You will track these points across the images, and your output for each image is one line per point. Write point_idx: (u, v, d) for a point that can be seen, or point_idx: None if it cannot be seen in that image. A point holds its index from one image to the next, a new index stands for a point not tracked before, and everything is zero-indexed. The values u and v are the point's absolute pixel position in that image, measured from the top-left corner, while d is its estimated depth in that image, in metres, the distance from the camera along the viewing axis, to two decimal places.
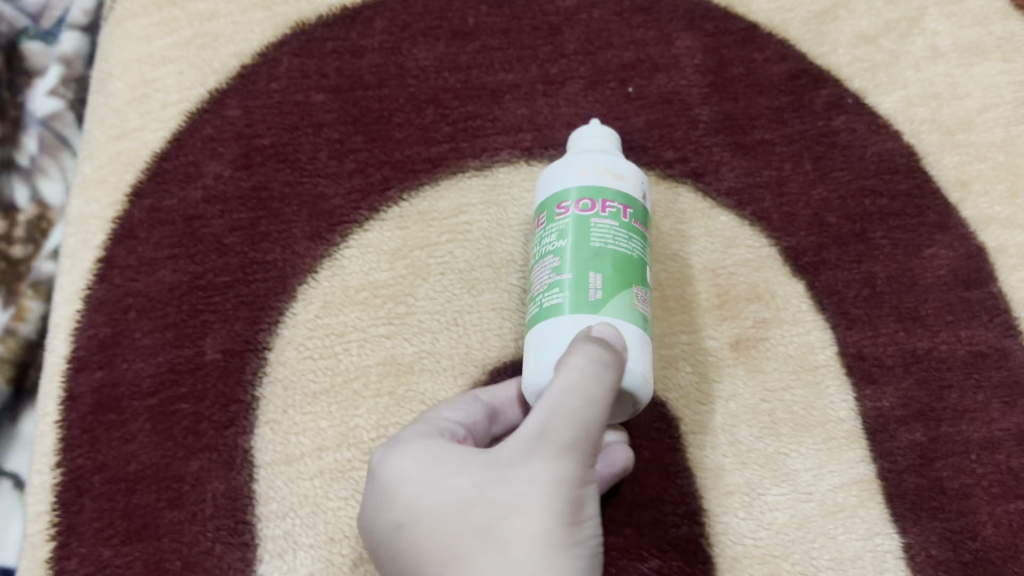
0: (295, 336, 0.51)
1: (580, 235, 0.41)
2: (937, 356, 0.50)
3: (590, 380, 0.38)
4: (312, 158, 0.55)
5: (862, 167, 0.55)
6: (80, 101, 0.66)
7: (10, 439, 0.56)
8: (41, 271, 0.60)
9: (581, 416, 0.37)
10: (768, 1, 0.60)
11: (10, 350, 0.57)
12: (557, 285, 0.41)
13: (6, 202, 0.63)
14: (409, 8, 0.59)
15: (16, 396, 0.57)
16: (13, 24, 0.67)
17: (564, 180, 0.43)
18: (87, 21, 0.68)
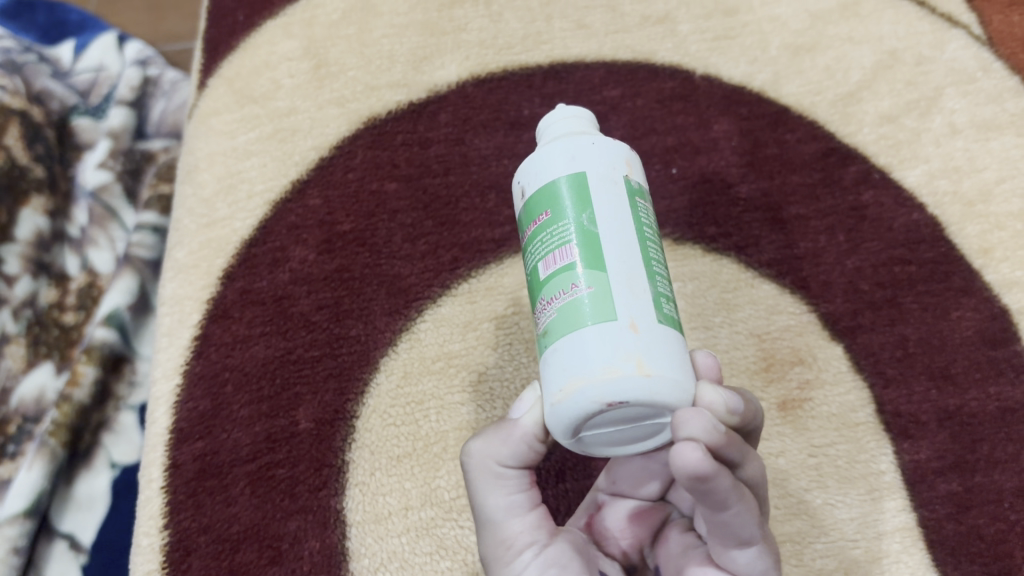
0: (379, 404, 0.56)
1: None
2: (968, 412, 0.54)
3: (472, 482, 0.41)
4: (388, 242, 0.60)
5: (891, 238, 0.60)
6: (126, 172, 0.80)
7: (68, 501, 0.67)
8: (94, 340, 0.70)
9: (481, 521, 0.41)
10: (797, 86, 0.65)
11: (66, 415, 0.67)
12: None
13: (60, 270, 0.77)
14: (469, 102, 0.65)
15: (73, 456, 0.68)
16: (65, 102, 0.82)
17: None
18: (131, 97, 0.83)
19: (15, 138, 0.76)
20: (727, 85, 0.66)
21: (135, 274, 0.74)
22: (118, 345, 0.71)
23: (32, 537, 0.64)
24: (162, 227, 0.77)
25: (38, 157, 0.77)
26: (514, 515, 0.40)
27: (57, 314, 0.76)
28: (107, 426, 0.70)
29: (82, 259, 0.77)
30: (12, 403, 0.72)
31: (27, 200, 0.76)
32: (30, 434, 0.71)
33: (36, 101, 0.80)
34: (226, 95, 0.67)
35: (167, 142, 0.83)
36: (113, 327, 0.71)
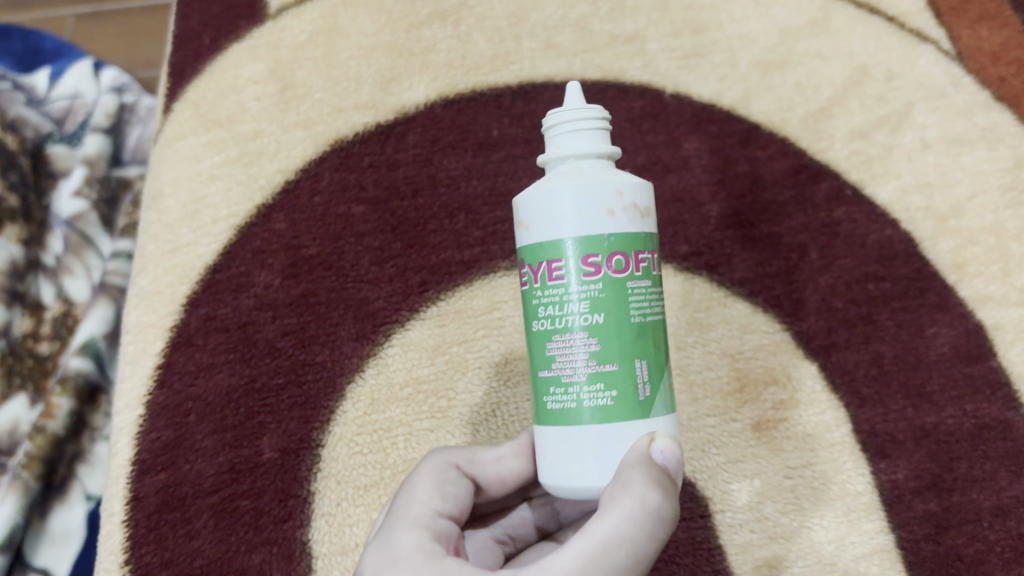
0: (345, 432, 0.55)
1: (620, 309, 0.36)
2: (945, 430, 0.54)
3: (639, 526, 0.35)
4: (355, 265, 0.59)
5: (864, 254, 0.59)
6: (102, 201, 0.78)
7: (41, 535, 0.66)
8: (69, 369, 0.69)
9: (619, 565, 0.35)
10: (769, 102, 0.64)
11: (39, 448, 0.66)
12: (602, 378, 0.36)
13: (35, 300, 0.76)
14: (437, 123, 0.64)
15: (46, 490, 0.67)
16: (39, 128, 0.80)
17: (590, 221, 0.36)
18: (108, 124, 0.80)
19: None
20: (698, 102, 0.65)
21: (111, 302, 0.72)
22: (94, 375, 0.69)
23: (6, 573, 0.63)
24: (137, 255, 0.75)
25: (12, 185, 0.77)
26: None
27: (32, 344, 0.75)
28: (81, 457, 0.68)
29: (58, 287, 0.76)
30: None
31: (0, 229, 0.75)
32: (3, 466, 0.70)
33: (10, 129, 0.78)
34: (190, 118, 0.66)
35: (143, 169, 0.81)
36: (89, 357, 0.69)
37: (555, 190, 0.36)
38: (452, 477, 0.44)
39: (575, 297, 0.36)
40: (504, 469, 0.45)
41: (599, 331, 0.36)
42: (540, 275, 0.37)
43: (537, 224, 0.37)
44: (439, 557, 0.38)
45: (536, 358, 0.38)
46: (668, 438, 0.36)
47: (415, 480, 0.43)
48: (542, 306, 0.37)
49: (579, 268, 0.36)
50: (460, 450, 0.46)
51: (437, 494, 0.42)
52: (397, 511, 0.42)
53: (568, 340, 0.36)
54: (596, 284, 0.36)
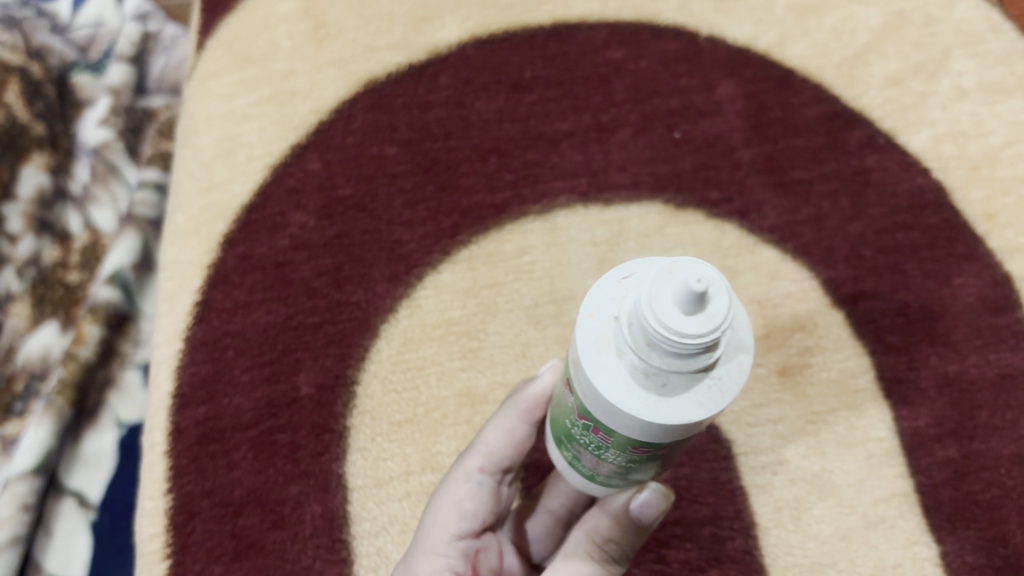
0: (380, 370, 0.56)
1: (655, 458, 0.37)
2: (968, 378, 0.54)
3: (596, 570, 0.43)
4: (388, 207, 0.60)
5: (894, 203, 0.59)
6: (128, 130, 0.78)
7: (75, 459, 0.67)
8: (99, 298, 0.70)
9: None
10: (805, 48, 0.64)
11: (72, 374, 0.67)
12: (617, 479, 0.40)
13: (63, 229, 0.76)
14: (470, 65, 0.64)
15: (78, 417, 0.68)
16: (64, 57, 0.80)
17: (652, 436, 0.32)
18: (132, 53, 0.80)
19: (14, 96, 0.75)
20: (732, 46, 0.64)
21: (139, 233, 0.74)
22: (122, 304, 0.71)
23: (41, 496, 0.65)
24: (164, 185, 0.76)
25: (39, 114, 0.76)
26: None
27: (61, 273, 0.75)
28: (112, 383, 0.70)
29: (84, 217, 0.77)
30: (19, 361, 0.72)
31: (28, 157, 0.76)
32: (37, 392, 0.71)
33: (34, 56, 0.77)
34: (223, 56, 0.66)
35: (170, 100, 0.81)
36: (117, 287, 0.71)
37: (624, 405, 0.31)
38: (469, 488, 0.46)
39: (616, 452, 0.36)
40: (512, 444, 0.47)
41: (628, 466, 0.38)
42: (585, 421, 0.36)
43: (600, 407, 0.33)
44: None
45: (569, 432, 0.39)
46: (654, 493, 0.41)
47: (437, 505, 0.46)
48: (581, 427, 0.37)
49: (630, 449, 0.35)
50: (475, 448, 0.47)
51: (455, 514, 0.46)
52: (419, 537, 0.46)
53: (598, 458, 0.38)
54: (639, 455, 0.36)
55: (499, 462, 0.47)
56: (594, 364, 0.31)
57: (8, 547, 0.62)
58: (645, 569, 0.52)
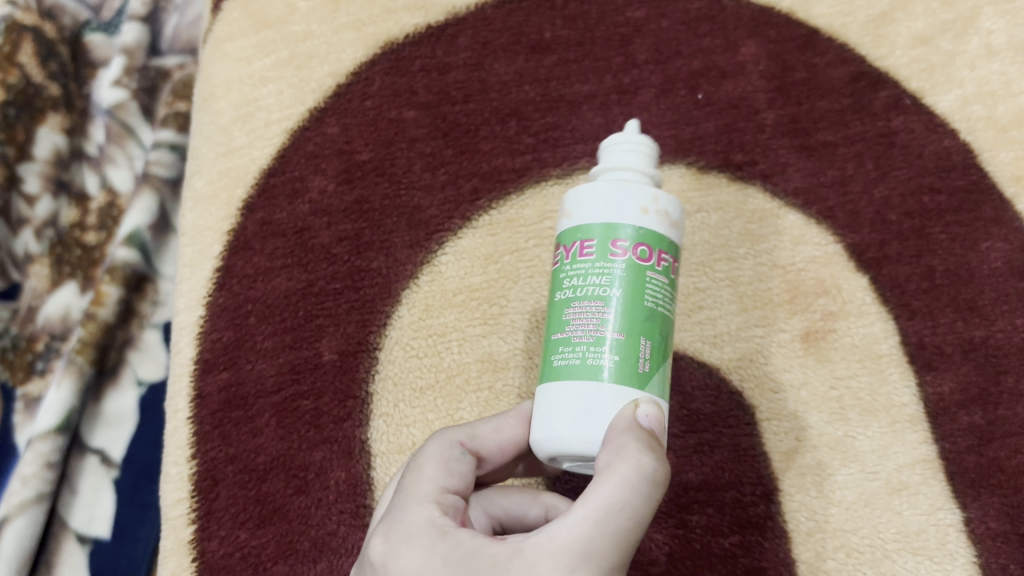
0: (402, 336, 0.57)
1: (636, 289, 0.38)
2: (994, 344, 0.54)
3: (638, 488, 0.35)
4: (407, 171, 0.60)
5: (921, 165, 0.58)
6: (142, 90, 0.76)
7: (97, 417, 0.68)
8: (117, 257, 0.70)
9: (620, 529, 0.35)
10: (829, 6, 0.62)
11: (92, 332, 0.68)
12: (606, 340, 0.38)
13: (80, 190, 0.75)
14: (489, 25, 0.63)
15: (100, 375, 0.69)
16: (77, 17, 0.78)
17: (620, 214, 0.39)
18: (145, 12, 0.78)
19: (28, 56, 0.74)
20: (756, 4, 0.62)
21: (155, 193, 0.72)
22: (141, 265, 0.71)
23: (65, 453, 0.66)
24: (181, 145, 0.75)
25: (54, 74, 0.75)
26: (616, 534, 0.35)
27: (79, 234, 0.74)
28: (132, 343, 0.70)
29: (101, 176, 0.76)
30: (40, 322, 0.72)
31: (44, 117, 0.74)
32: (58, 352, 0.71)
33: (47, 17, 0.76)
34: (241, 19, 0.66)
35: (182, 59, 0.78)
36: (135, 247, 0.71)
37: (598, 187, 0.39)
38: (456, 457, 0.41)
39: (600, 271, 0.38)
40: (499, 436, 0.43)
41: (613, 303, 0.38)
42: (572, 253, 0.40)
43: (580, 211, 0.40)
44: (450, 529, 0.37)
45: (553, 322, 0.40)
46: (650, 403, 0.37)
47: (422, 464, 0.40)
48: (568, 278, 0.40)
49: (608, 249, 0.38)
50: (461, 426, 0.43)
51: (442, 473, 0.40)
52: (404, 493, 0.39)
53: (582, 306, 0.39)
54: (620, 265, 0.38)
55: (486, 450, 0.42)
56: (576, 200, 0.40)
57: (34, 503, 0.64)
58: (667, 535, 0.53)
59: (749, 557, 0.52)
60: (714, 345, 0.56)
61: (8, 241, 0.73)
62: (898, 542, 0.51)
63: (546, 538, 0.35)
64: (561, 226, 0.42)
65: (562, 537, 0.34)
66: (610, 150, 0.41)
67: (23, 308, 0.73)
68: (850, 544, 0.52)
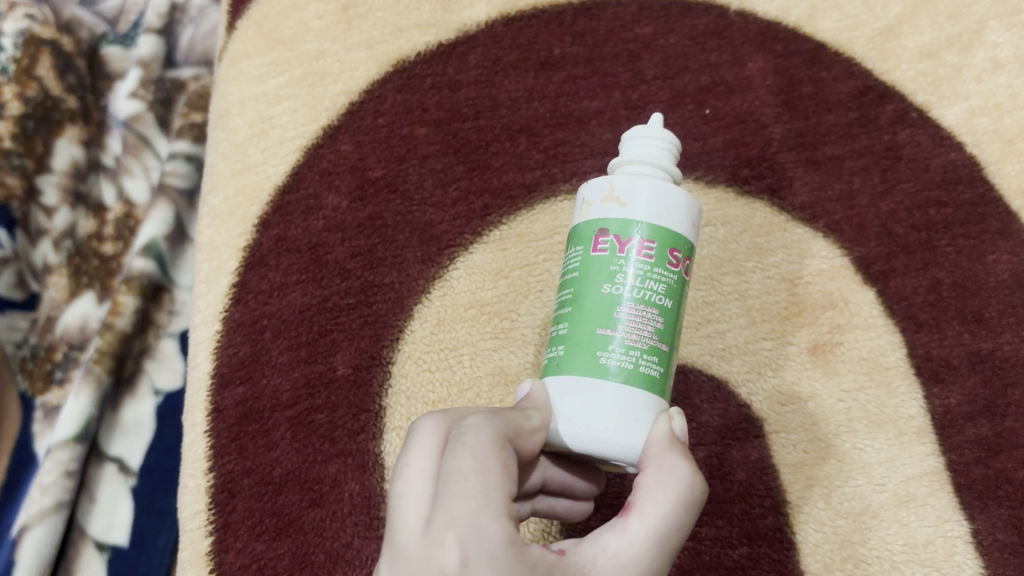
0: (414, 350, 0.58)
1: (678, 304, 0.40)
2: (1001, 356, 0.54)
3: (688, 510, 0.38)
4: (419, 188, 0.61)
5: (927, 178, 0.58)
6: (158, 102, 0.78)
7: (115, 427, 0.69)
8: (133, 269, 0.71)
9: (670, 548, 0.37)
10: (835, 20, 0.63)
11: (109, 344, 0.69)
12: (658, 352, 0.39)
13: (98, 201, 0.77)
14: (499, 43, 0.64)
15: (117, 384, 0.70)
16: (94, 30, 0.80)
17: (678, 225, 0.40)
18: (161, 25, 0.80)
19: (46, 69, 0.76)
20: (762, 19, 0.63)
21: (171, 205, 0.74)
22: (157, 275, 0.72)
23: (83, 462, 0.67)
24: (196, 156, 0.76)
25: (71, 87, 0.77)
26: (667, 553, 0.37)
27: (96, 244, 0.76)
28: (148, 353, 0.71)
29: (118, 188, 0.77)
30: (58, 331, 0.73)
31: (62, 129, 0.76)
32: (76, 362, 0.72)
33: (65, 31, 0.78)
34: (254, 38, 0.67)
35: (199, 70, 0.79)
36: (151, 257, 0.72)
37: (656, 187, 0.39)
38: (507, 453, 0.36)
39: (658, 279, 0.39)
40: (533, 441, 0.38)
41: (664, 314, 0.39)
42: (627, 248, 0.39)
43: (640, 206, 0.39)
44: (525, 547, 0.34)
45: (595, 314, 0.39)
46: (680, 418, 0.40)
47: (488, 466, 0.34)
48: (623, 274, 0.39)
49: (665, 258, 0.39)
50: (504, 417, 0.36)
51: (506, 478, 0.34)
52: (473, 499, 0.33)
53: (639, 308, 0.39)
54: (671, 277, 0.39)
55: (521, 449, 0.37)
56: (631, 192, 0.39)
57: (52, 512, 0.65)
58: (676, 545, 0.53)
59: (758, 568, 0.53)
60: (723, 358, 0.57)
61: (27, 252, 0.73)
62: (905, 554, 0.52)
63: (607, 556, 0.36)
64: (598, 210, 0.40)
65: (624, 556, 0.36)
66: (643, 141, 0.41)
67: (41, 319, 0.73)
68: (858, 555, 0.52)
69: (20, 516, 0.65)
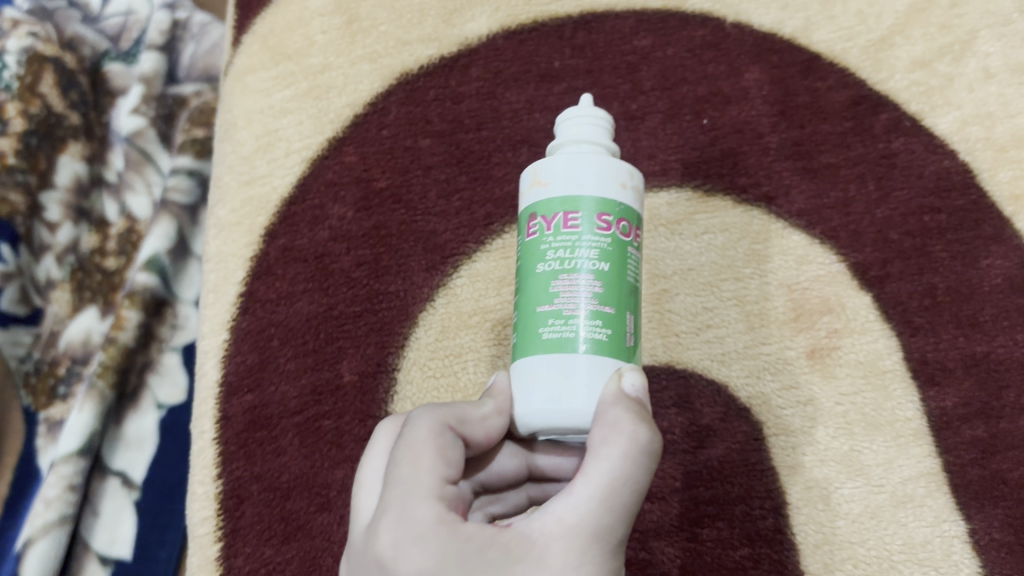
0: (419, 357, 0.59)
1: (620, 264, 0.39)
2: (996, 359, 0.55)
3: (639, 463, 0.36)
4: (423, 198, 0.62)
5: (921, 185, 0.59)
6: (160, 117, 0.79)
7: (118, 441, 0.70)
8: (137, 283, 0.72)
9: (624, 504, 0.35)
10: (830, 31, 0.64)
11: (112, 358, 0.70)
12: (600, 316, 0.38)
13: (100, 216, 0.78)
14: (500, 56, 0.65)
15: (120, 401, 0.71)
16: (96, 46, 0.81)
17: (606, 187, 0.39)
18: (161, 41, 0.81)
19: (49, 85, 0.77)
20: (758, 31, 0.64)
21: (173, 220, 0.75)
22: (160, 289, 0.73)
23: (87, 476, 0.68)
24: (198, 171, 0.77)
25: (74, 103, 0.78)
26: (620, 509, 0.35)
27: (99, 259, 0.77)
28: (152, 367, 0.72)
29: (120, 204, 0.78)
30: (62, 346, 0.74)
31: (64, 147, 0.76)
32: (80, 376, 0.73)
33: (67, 48, 0.79)
34: (260, 52, 0.68)
35: (199, 86, 0.80)
36: (154, 272, 0.73)
37: (579, 159, 0.39)
38: (449, 440, 0.38)
39: (587, 244, 0.38)
40: (487, 427, 0.39)
41: (601, 278, 0.38)
42: (553, 224, 0.39)
43: (562, 181, 0.39)
44: (459, 524, 0.35)
45: (536, 295, 0.39)
46: (635, 371, 0.38)
47: (419, 453, 0.37)
48: (551, 250, 0.39)
49: (594, 224, 0.39)
50: (449, 407, 0.39)
51: (441, 464, 0.37)
52: (402, 486, 0.36)
53: (571, 279, 0.38)
54: (605, 241, 0.39)
55: (474, 434, 0.39)
56: (553, 170, 0.40)
57: (57, 525, 0.66)
58: (678, 547, 0.55)
59: (759, 569, 0.54)
60: (722, 363, 0.58)
61: (30, 268, 0.74)
62: (903, 554, 0.53)
63: (554, 519, 0.34)
64: (530, 196, 0.41)
65: (569, 518, 0.34)
66: (572, 123, 0.42)
67: (45, 333, 0.75)
68: (857, 555, 0.53)
69: (24, 530, 0.66)
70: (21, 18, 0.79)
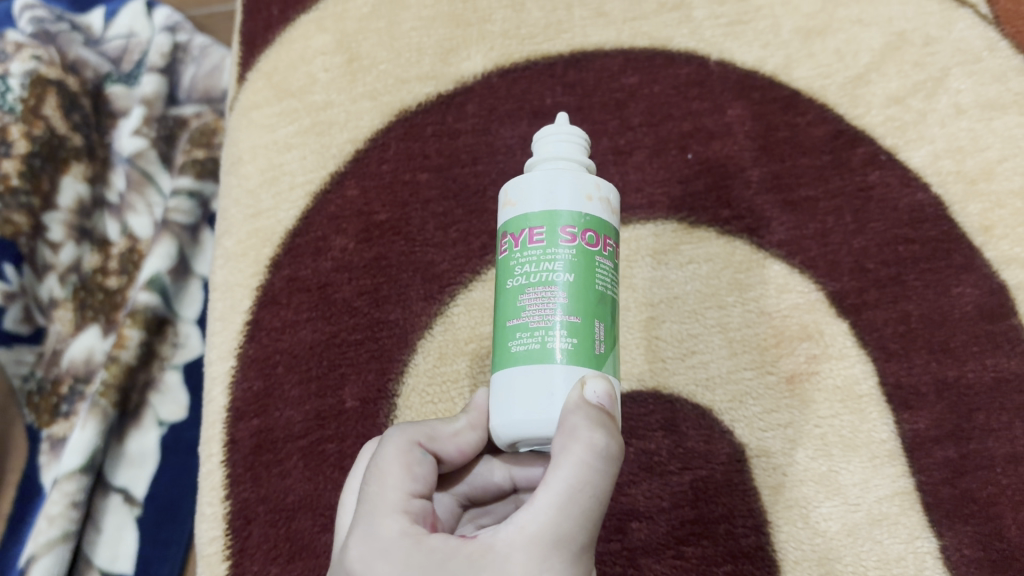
0: (418, 383, 0.61)
1: (586, 273, 0.40)
2: (965, 383, 0.58)
3: (597, 468, 0.38)
4: (422, 230, 0.65)
5: (895, 218, 0.62)
6: (161, 138, 0.82)
7: (120, 458, 0.73)
8: (138, 303, 0.74)
9: (583, 509, 0.37)
10: (810, 68, 0.67)
11: (115, 375, 0.72)
12: (564, 325, 0.40)
13: (102, 235, 0.81)
14: (494, 93, 0.68)
15: (122, 415, 0.74)
16: (98, 70, 0.84)
17: (570, 200, 0.41)
18: (162, 63, 0.83)
19: (52, 108, 0.79)
20: (741, 69, 0.68)
21: (174, 239, 0.77)
22: (161, 309, 0.75)
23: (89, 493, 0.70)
24: (197, 192, 0.79)
25: (76, 126, 0.80)
26: (579, 514, 0.37)
27: (101, 278, 0.80)
28: (153, 385, 0.75)
29: (122, 224, 0.81)
30: (63, 364, 0.77)
31: (67, 167, 0.79)
32: (82, 395, 0.76)
33: (70, 71, 0.82)
34: (264, 88, 0.71)
35: (199, 108, 0.84)
36: (155, 291, 0.75)
37: (545, 177, 0.42)
38: (418, 456, 0.42)
39: (550, 256, 0.40)
40: (457, 444, 0.44)
41: (566, 288, 0.40)
42: (521, 241, 0.41)
43: (529, 199, 0.41)
44: (423, 536, 0.38)
45: (507, 311, 0.42)
46: (600, 377, 0.40)
47: (387, 471, 0.41)
48: (519, 265, 0.41)
49: (558, 236, 0.41)
50: (420, 426, 0.43)
51: (406, 479, 0.40)
52: (371, 502, 0.40)
53: (537, 292, 0.40)
54: (569, 251, 0.40)
55: (445, 450, 0.43)
56: (522, 190, 0.42)
57: (59, 542, 0.68)
58: (666, 564, 0.58)
59: None
60: (707, 388, 0.61)
61: (33, 288, 0.77)
62: (878, 570, 0.55)
63: (516, 529, 0.37)
64: (505, 218, 0.43)
65: (530, 527, 0.37)
66: (545, 142, 0.44)
67: (47, 352, 0.77)
68: (834, 570, 0.56)
69: (28, 547, 0.68)
70: (24, 42, 0.81)
